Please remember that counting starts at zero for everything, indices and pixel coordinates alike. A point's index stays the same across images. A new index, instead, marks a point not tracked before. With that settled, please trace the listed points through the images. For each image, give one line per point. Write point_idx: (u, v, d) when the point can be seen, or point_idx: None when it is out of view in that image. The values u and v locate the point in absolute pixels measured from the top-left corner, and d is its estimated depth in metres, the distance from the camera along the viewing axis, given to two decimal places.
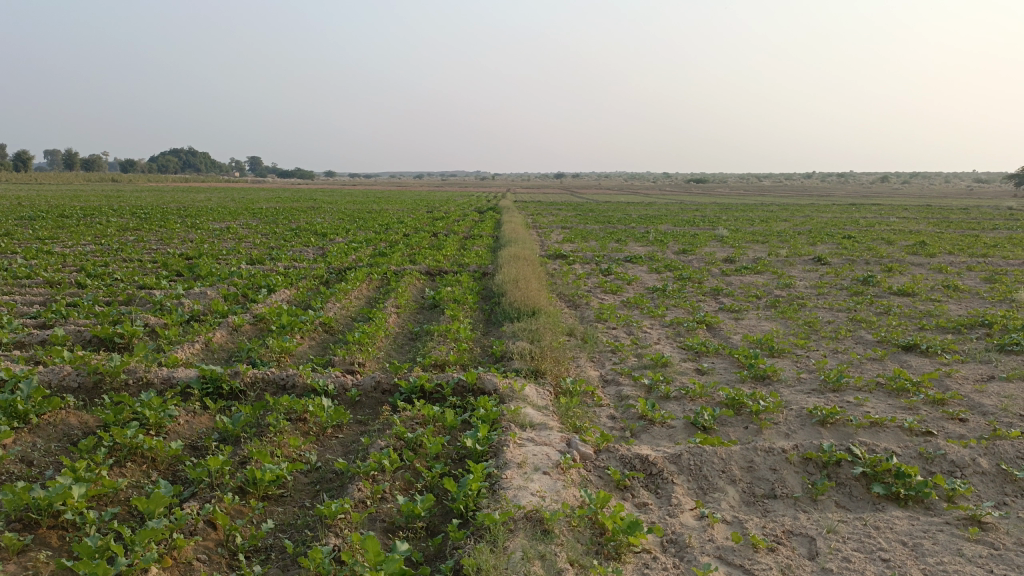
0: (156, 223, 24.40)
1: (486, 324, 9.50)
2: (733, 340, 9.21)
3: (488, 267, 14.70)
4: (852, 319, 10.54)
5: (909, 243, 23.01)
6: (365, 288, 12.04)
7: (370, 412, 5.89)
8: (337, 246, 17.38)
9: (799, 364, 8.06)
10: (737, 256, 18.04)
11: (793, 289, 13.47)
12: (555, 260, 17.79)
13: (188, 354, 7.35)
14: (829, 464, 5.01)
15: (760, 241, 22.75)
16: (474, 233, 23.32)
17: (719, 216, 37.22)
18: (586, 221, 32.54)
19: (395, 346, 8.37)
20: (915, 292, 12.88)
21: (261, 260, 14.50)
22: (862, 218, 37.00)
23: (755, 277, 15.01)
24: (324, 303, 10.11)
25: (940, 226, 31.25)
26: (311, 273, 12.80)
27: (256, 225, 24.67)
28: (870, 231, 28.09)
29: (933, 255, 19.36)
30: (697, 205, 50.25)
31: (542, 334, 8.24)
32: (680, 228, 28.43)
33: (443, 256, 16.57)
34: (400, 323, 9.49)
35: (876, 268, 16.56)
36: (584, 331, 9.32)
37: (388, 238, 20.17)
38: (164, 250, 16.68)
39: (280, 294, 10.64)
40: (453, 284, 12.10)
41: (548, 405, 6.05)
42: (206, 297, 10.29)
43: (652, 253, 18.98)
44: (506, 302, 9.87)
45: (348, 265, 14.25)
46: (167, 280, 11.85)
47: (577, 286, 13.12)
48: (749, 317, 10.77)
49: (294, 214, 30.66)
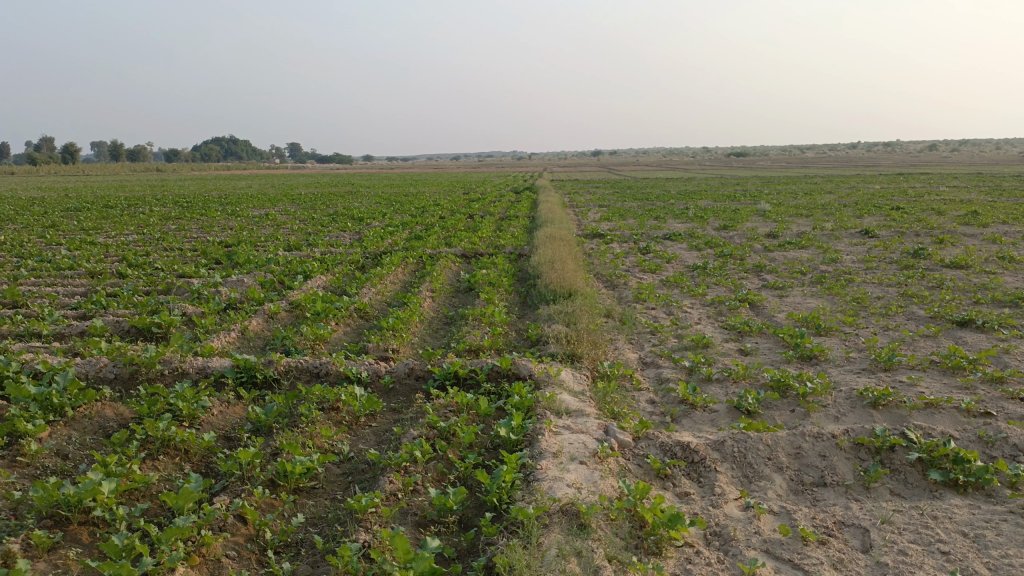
0: (197, 212, 24.72)
1: (522, 307, 9.34)
2: (777, 319, 8.91)
3: (524, 248, 14.52)
4: (902, 294, 10.13)
5: (960, 213, 22.16)
6: (401, 272, 11.97)
7: (403, 400, 5.79)
8: (373, 230, 17.36)
9: (847, 342, 7.74)
10: (780, 231, 17.56)
11: (840, 264, 13.03)
12: (593, 239, 17.54)
13: (223, 343, 7.35)
14: (881, 449, 4.76)
15: (804, 215, 22.16)
16: (511, 214, 23.12)
17: (761, 190, 36.39)
18: (625, 199, 32.10)
19: (430, 331, 8.26)
20: (969, 264, 12.35)
21: (298, 246, 14.52)
22: (911, 188, 35.84)
23: (800, 252, 14.57)
24: (359, 288, 10.05)
25: (994, 195, 30.09)
26: (347, 259, 12.77)
27: (294, 211, 24.82)
28: (919, 201, 27.19)
29: (987, 224, 18.60)
30: (738, 179, 49.25)
31: (579, 316, 8.05)
32: (720, 204, 27.85)
33: (479, 238, 16.44)
34: (435, 307, 9.38)
35: (927, 240, 15.97)
36: (622, 312, 9.10)
37: (424, 221, 20.10)
38: (203, 238, 16.83)
39: (316, 281, 10.62)
40: (488, 266, 11.96)
41: (585, 390, 5.88)
42: (243, 284, 10.31)
43: (692, 230, 18.60)
44: (542, 283, 9.69)
45: (384, 249, 14.18)
46: (206, 268, 11.93)
47: (615, 265, 12.88)
48: (794, 294, 10.43)
49: (331, 200, 30.83)
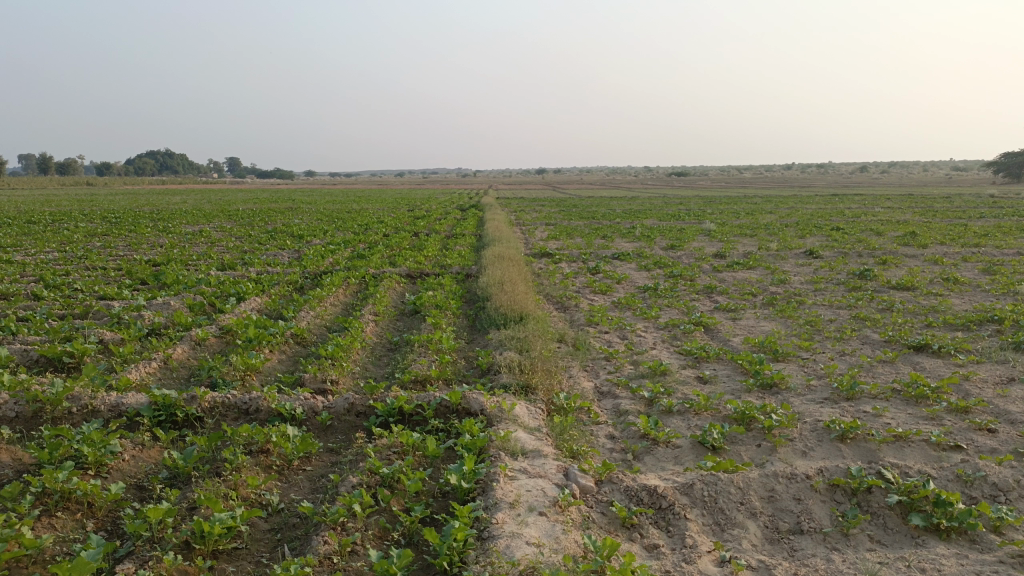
0: (126, 228, 23.56)
1: (470, 331, 8.89)
2: (733, 343, 8.65)
3: (471, 268, 14.10)
4: (854, 317, 10.03)
5: (899, 234, 22.62)
6: (342, 292, 11.40)
7: (342, 440, 5.27)
8: (314, 248, 16.69)
9: (807, 369, 7.51)
10: (727, 251, 17.56)
11: (789, 285, 12.96)
12: (541, 258, 17.23)
13: (142, 375, 6.70)
14: (859, 491, 4.45)
15: (749, 235, 22.31)
16: (456, 232, 22.67)
17: (704, 210, 36.82)
18: (571, 217, 32.01)
19: (372, 359, 7.73)
20: (915, 286, 12.40)
21: (233, 266, 13.80)
22: (847, 209, 36.71)
23: (748, 273, 14.52)
24: (297, 311, 9.47)
25: (927, 216, 31.03)
26: (284, 279, 12.13)
27: (231, 227, 23.92)
28: (858, 222, 27.79)
29: (926, 246, 18.96)
30: (681, 198, 49.88)
31: (531, 343, 7.63)
32: (665, 223, 27.99)
33: (425, 257, 15.98)
34: (378, 332, 8.85)
35: (870, 261, 16.12)
36: (575, 336, 8.72)
37: (367, 238, 19.49)
38: (131, 256, 15.92)
39: (249, 303, 9.98)
40: (435, 287, 11.49)
41: (540, 425, 5.45)
42: (170, 307, 9.62)
43: (639, 249, 18.45)
44: (491, 307, 9.26)
45: (324, 269, 13.59)
46: (130, 289, 11.16)
47: (565, 287, 12.55)
48: (747, 317, 10.24)
49: (271, 216, 29.97)
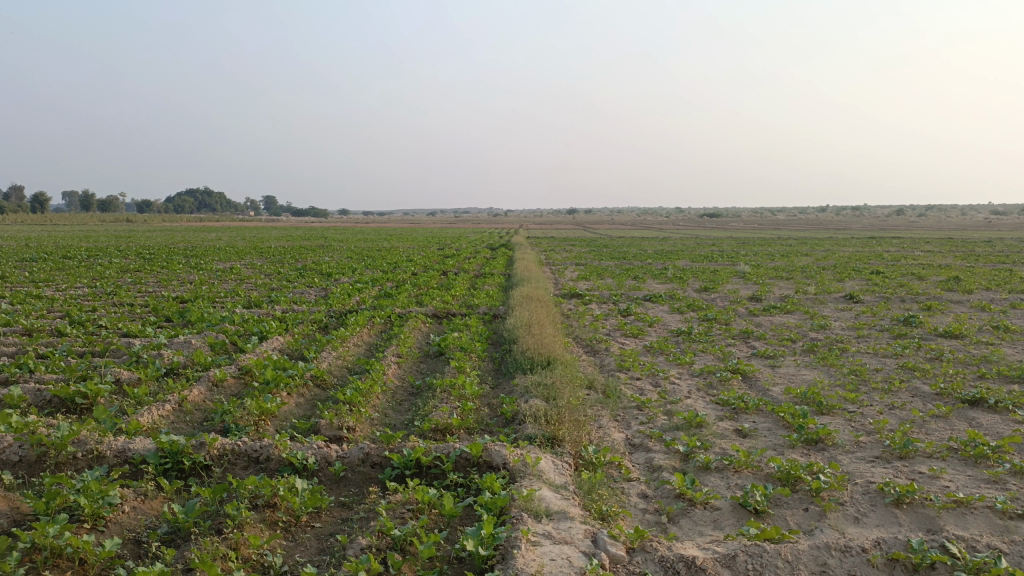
0: (158, 264, 23.71)
1: (496, 376, 8.54)
2: (773, 393, 8.19)
3: (499, 308, 13.80)
4: (901, 367, 9.50)
5: (941, 278, 21.95)
6: (367, 332, 11.16)
7: (354, 494, 4.93)
8: (341, 287, 16.55)
9: (854, 424, 7.03)
10: (763, 294, 17.08)
11: (829, 331, 12.44)
12: (571, 299, 16.91)
13: (154, 419, 6.46)
14: (921, 567, 4.00)
15: (784, 277, 21.79)
16: (485, 271, 22.44)
17: (737, 251, 36.31)
18: (601, 257, 31.68)
19: (392, 404, 7.41)
20: (963, 334, 11.83)
21: (258, 303, 13.67)
22: (885, 252, 35.98)
23: (786, 317, 14.03)
24: (318, 352, 9.22)
25: (969, 260, 30.26)
26: (308, 318, 11.93)
27: (261, 264, 24.00)
28: (897, 265, 27.12)
29: (971, 291, 18.30)
30: (713, 239, 49.36)
31: (559, 390, 7.26)
32: (698, 265, 27.55)
33: (452, 296, 15.73)
34: (400, 375, 8.54)
35: (913, 306, 15.55)
36: (605, 383, 8.33)
37: (394, 277, 19.33)
38: (159, 292, 15.90)
39: (271, 342, 9.76)
40: (461, 328, 11.20)
41: (567, 482, 5.08)
42: (190, 346, 9.44)
43: (671, 291, 18.04)
44: (518, 350, 8.91)
45: (350, 308, 13.38)
46: (154, 327, 11.02)
47: (596, 329, 12.19)
48: (787, 364, 9.77)
49: (301, 253, 30.06)
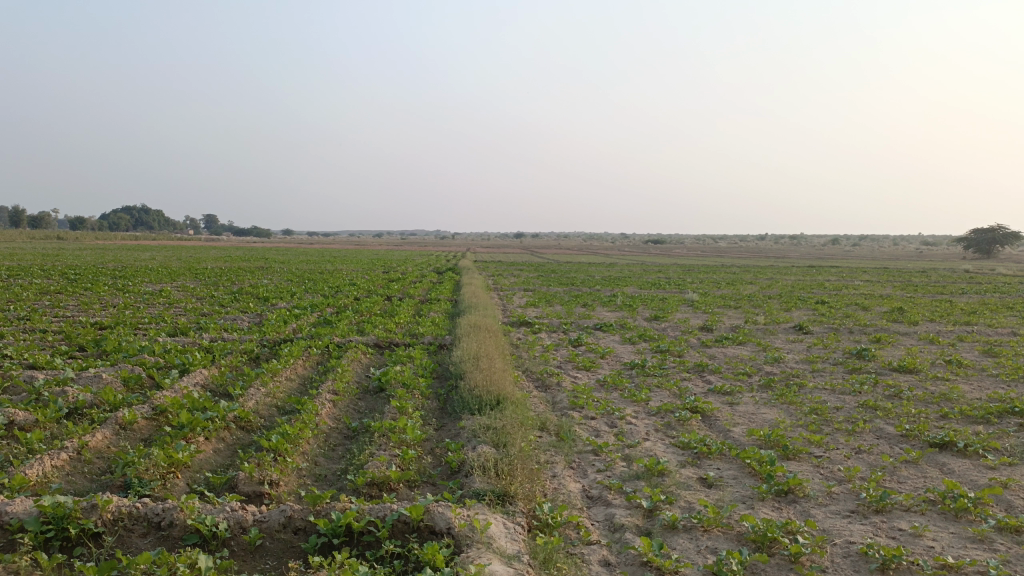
0: (82, 286, 22.36)
1: (440, 416, 7.87)
2: (735, 435, 7.71)
3: (445, 337, 13.15)
4: (863, 406, 9.15)
5: (886, 308, 22.12)
6: (301, 364, 10.38)
7: (272, 569, 4.23)
8: (277, 313, 15.67)
9: (824, 471, 6.59)
10: (714, 324, 16.81)
11: (784, 364, 12.12)
12: (520, 327, 16.34)
13: (43, 472, 5.62)
14: None
15: (733, 306, 21.70)
16: (429, 297, 21.72)
17: (684, 278, 36.39)
18: (550, 283, 31.31)
19: (324, 449, 6.68)
20: (918, 369, 11.63)
21: (185, 331, 12.72)
22: (827, 280, 36.60)
23: (739, 349, 13.70)
24: (245, 389, 8.42)
25: (909, 291, 30.90)
26: (237, 348, 11.06)
27: (194, 287, 22.84)
28: (841, 294, 27.41)
29: (917, 323, 18.37)
30: (659, 266, 49.66)
31: (509, 434, 6.64)
32: (646, 292, 27.35)
33: (396, 324, 15.01)
34: (335, 415, 7.78)
35: (863, 338, 15.45)
36: (558, 423, 7.75)
37: (335, 302, 18.47)
38: (77, 317, 14.79)
39: (193, 377, 8.90)
40: (403, 360, 10.50)
41: (521, 549, 4.46)
42: (101, 381, 8.54)
43: (621, 320, 17.63)
44: (465, 388, 8.24)
45: (285, 337, 12.53)
46: (64, 358, 10.05)
47: (546, 361, 11.64)
48: (745, 402, 9.36)
49: (239, 275, 28.87)
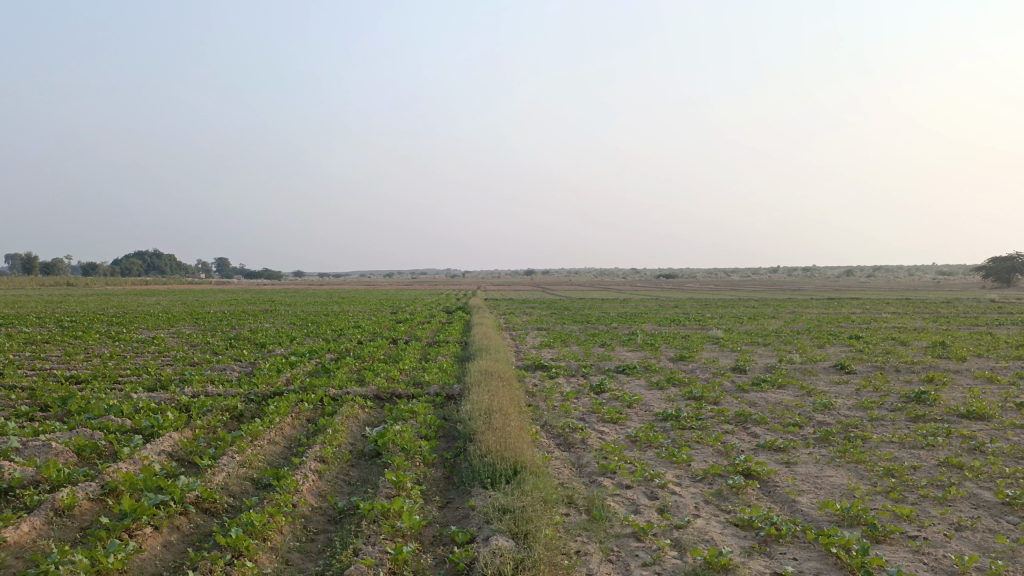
0: (72, 334, 21.21)
1: (446, 490, 6.55)
2: (804, 509, 6.35)
3: (454, 387, 11.84)
4: (945, 465, 7.77)
5: (927, 343, 20.71)
6: (288, 423, 9.09)
7: None
8: (272, 361, 14.45)
9: (930, 561, 5.23)
10: (747, 364, 15.46)
11: (837, 412, 10.70)
12: (535, 371, 15.04)
13: None
14: None
15: (761, 343, 20.35)
16: (438, 339, 20.48)
17: (703, 314, 34.95)
18: (564, 321, 29.96)
19: (301, 541, 5.37)
20: (990, 414, 10.23)
21: (166, 386, 11.46)
22: (852, 313, 35.36)
23: (780, 393, 12.35)
24: (216, 459, 7.13)
25: (942, 322, 29.52)
26: (218, 405, 9.78)
27: (191, 333, 21.67)
28: (872, 329, 25.99)
29: (965, 359, 16.97)
30: (676, 301, 48.22)
31: (530, 518, 5.32)
32: (666, 329, 25.92)
33: (401, 371, 13.74)
34: (320, 490, 6.47)
35: (914, 378, 14.06)
36: (588, 497, 6.41)
37: (336, 347, 17.18)
38: (53, 371, 13.58)
39: (158, 444, 7.64)
40: (404, 416, 9.21)
41: None
42: (48, 450, 7.27)
43: (644, 361, 16.25)
44: (476, 454, 6.93)
45: (276, 390, 11.27)
46: (19, 421, 8.82)
47: (568, 414, 10.31)
48: (805, 461, 8.00)
49: (240, 319, 27.86)
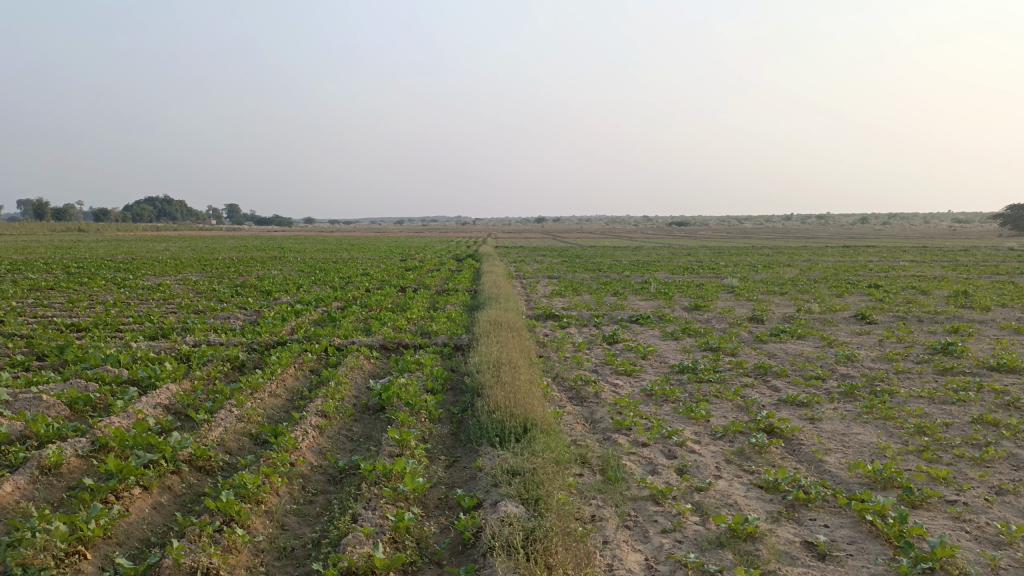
0: (78, 281, 20.96)
1: (452, 448, 6.21)
2: (832, 470, 5.98)
3: (463, 337, 11.48)
4: (980, 422, 7.37)
5: (948, 292, 20.18)
6: (291, 375, 8.76)
7: None
8: (277, 309, 14.12)
9: (973, 530, 4.85)
10: (764, 314, 15.03)
11: (860, 364, 10.28)
12: (547, 321, 14.67)
13: None
14: None
15: (777, 292, 19.89)
16: (447, 287, 20.12)
17: (717, 262, 34.37)
18: (576, 269, 29.52)
19: (298, 503, 5.05)
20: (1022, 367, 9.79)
21: (167, 335, 11.15)
22: (869, 262, 34.73)
23: (800, 344, 11.94)
24: (213, 413, 6.81)
25: (962, 271, 28.89)
26: (219, 355, 9.46)
27: (197, 281, 21.39)
28: (891, 277, 25.38)
29: (989, 309, 16.46)
30: (689, 249, 47.64)
31: (542, 481, 4.98)
32: (680, 278, 25.44)
33: (409, 320, 13.39)
34: (320, 448, 6.14)
35: (938, 328, 13.59)
36: (602, 456, 6.06)
37: (342, 295, 16.85)
38: (55, 319, 13.28)
39: (154, 396, 7.32)
40: (411, 368, 8.86)
41: None
42: (38, 403, 6.96)
43: (658, 311, 15.83)
44: (485, 410, 6.57)
45: (279, 339, 10.94)
46: (13, 372, 8.51)
47: (580, 366, 9.94)
48: (831, 417, 7.61)
49: (248, 266, 27.54)
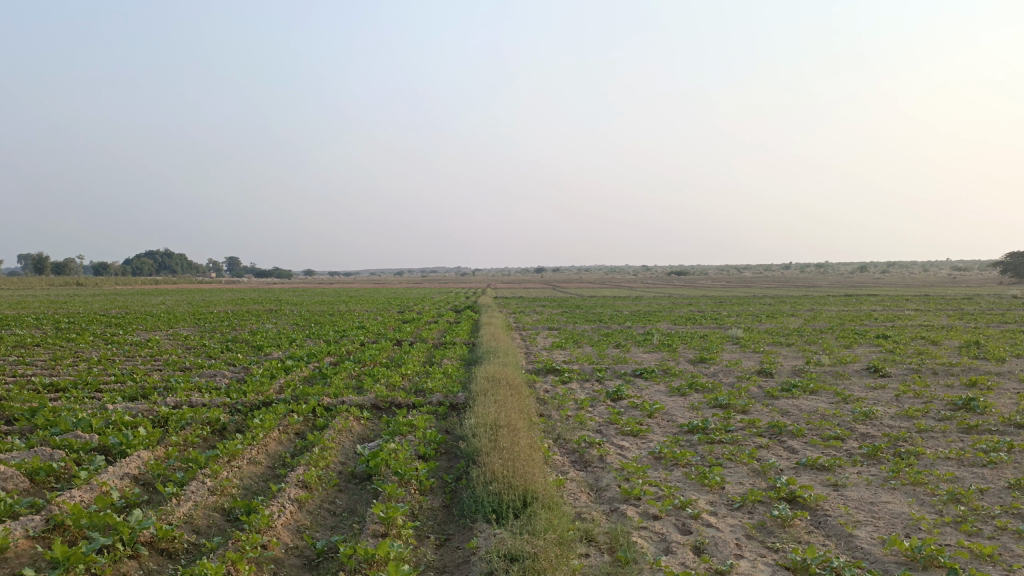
0: (65, 336, 20.40)
1: (444, 526, 5.63)
2: (866, 547, 5.38)
3: (459, 395, 10.90)
4: (1017, 488, 6.78)
5: (959, 342, 19.67)
6: (274, 438, 8.19)
7: None
8: (266, 366, 13.57)
9: None
10: (772, 367, 14.47)
11: (879, 422, 9.70)
12: (547, 376, 14.10)
13: None
14: None
15: (783, 343, 19.36)
16: (444, 340, 19.57)
17: (718, 312, 33.88)
18: (576, 320, 29.02)
19: None
20: None
21: (147, 396, 10.58)
22: (873, 310, 34.33)
23: (813, 400, 11.37)
24: (185, 484, 6.24)
25: (969, 320, 28.38)
26: (199, 417, 8.89)
27: (188, 335, 20.84)
28: (898, 326, 24.89)
29: (1004, 360, 15.90)
30: (690, 298, 47.11)
31: (543, 566, 4.40)
32: (682, 329, 24.89)
33: (403, 377, 12.81)
34: (298, 525, 5.56)
35: (955, 381, 13.02)
36: (610, 532, 5.48)
37: (336, 350, 16.30)
38: (33, 378, 12.68)
39: (122, 466, 6.74)
40: (402, 431, 8.29)
41: None
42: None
43: (662, 364, 15.28)
44: (480, 480, 6.01)
45: (265, 399, 10.37)
46: None
47: (583, 426, 9.35)
48: (855, 483, 7.03)
49: (242, 319, 26.97)
